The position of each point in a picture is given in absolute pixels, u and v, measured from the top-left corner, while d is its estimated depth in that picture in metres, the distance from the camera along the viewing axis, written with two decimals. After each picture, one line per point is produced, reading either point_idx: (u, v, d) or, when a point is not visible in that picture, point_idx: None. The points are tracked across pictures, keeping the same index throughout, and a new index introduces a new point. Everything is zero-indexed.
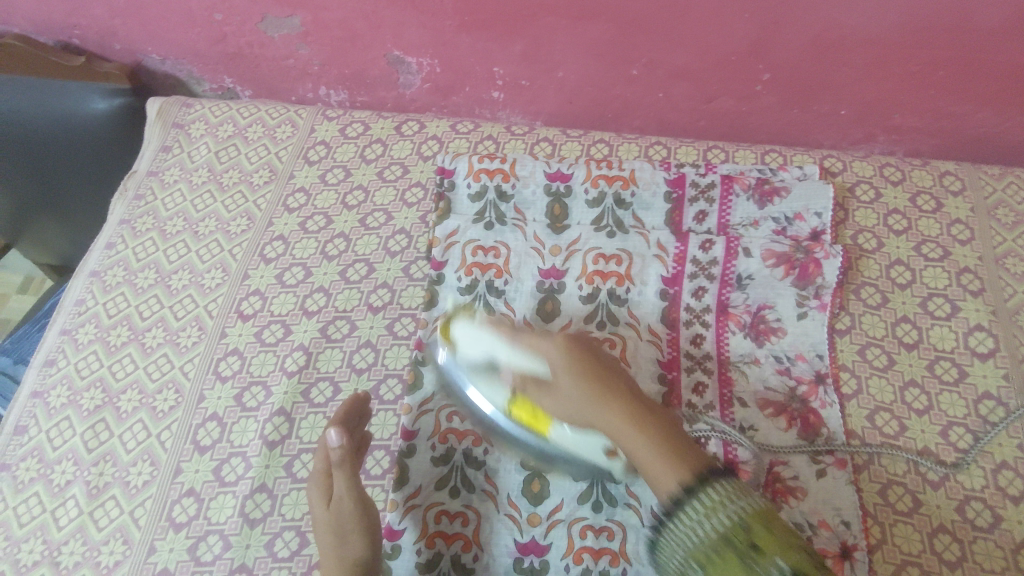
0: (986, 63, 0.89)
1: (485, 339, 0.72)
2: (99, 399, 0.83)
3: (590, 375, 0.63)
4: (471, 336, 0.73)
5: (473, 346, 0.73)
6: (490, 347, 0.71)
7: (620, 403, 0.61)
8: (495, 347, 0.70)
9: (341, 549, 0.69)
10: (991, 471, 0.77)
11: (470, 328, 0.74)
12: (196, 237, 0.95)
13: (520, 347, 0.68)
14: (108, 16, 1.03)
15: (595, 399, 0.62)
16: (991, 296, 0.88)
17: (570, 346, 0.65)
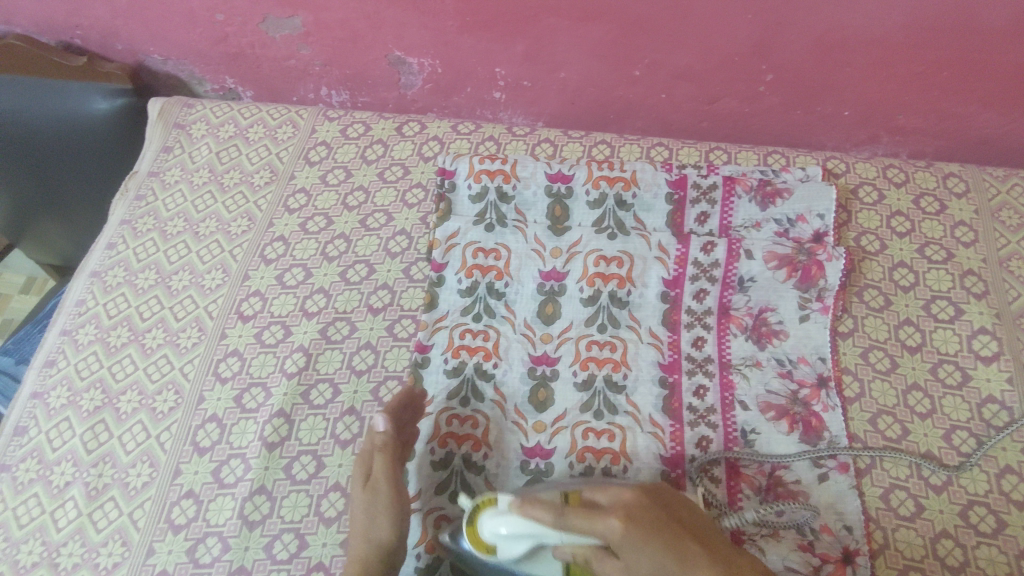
0: (991, 64, 0.89)
1: (529, 528, 0.62)
2: (99, 399, 0.83)
3: (670, 547, 0.59)
4: (508, 527, 0.64)
5: (515, 536, 0.64)
6: (537, 533, 0.62)
7: (714, 572, 0.59)
8: (544, 533, 0.62)
9: (370, 529, 0.69)
10: (994, 475, 0.76)
11: (503, 519, 0.64)
12: (197, 238, 0.95)
13: (576, 528, 0.61)
14: (109, 16, 1.02)
15: (688, 573, 0.58)
16: (995, 298, 0.87)
17: (634, 521, 0.60)
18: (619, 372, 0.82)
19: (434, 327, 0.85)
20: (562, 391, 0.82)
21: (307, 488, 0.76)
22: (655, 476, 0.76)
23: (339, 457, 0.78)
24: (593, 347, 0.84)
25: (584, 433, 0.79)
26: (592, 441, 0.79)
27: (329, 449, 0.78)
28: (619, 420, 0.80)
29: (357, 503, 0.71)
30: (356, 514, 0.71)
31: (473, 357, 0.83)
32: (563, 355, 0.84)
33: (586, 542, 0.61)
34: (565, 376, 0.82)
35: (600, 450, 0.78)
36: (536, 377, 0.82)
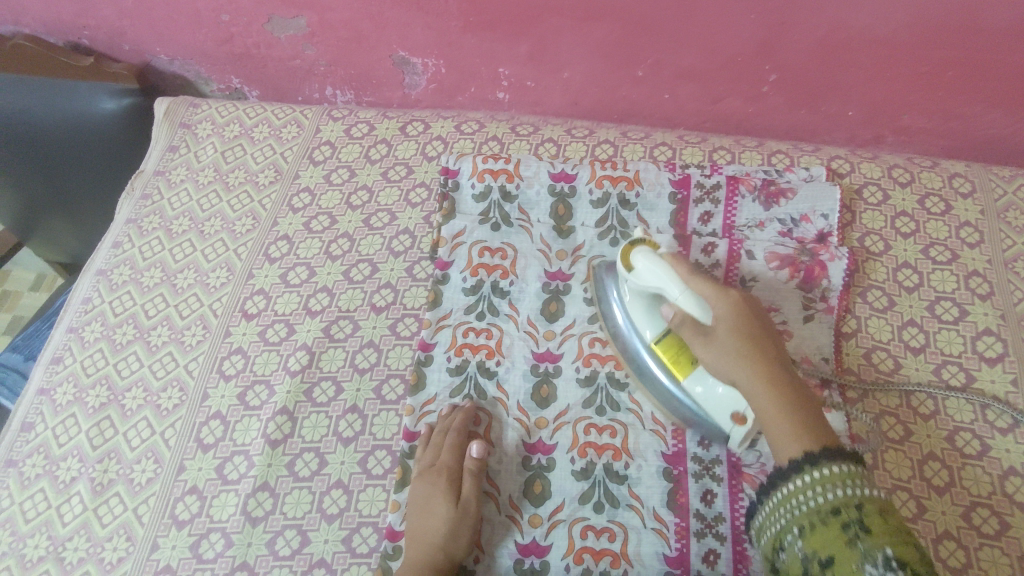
0: (998, 64, 0.88)
1: (662, 274, 0.72)
2: (104, 396, 0.84)
3: (748, 339, 0.67)
4: (643, 267, 0.74)
5: (645, 275, 0.74)
6: (661, 281, 0.72)
7: (769, 374, 0.66)
8: (666, 281, 0.72)
9: (453, 543, 0.70)
10: (998, 477, 0.76)
11: (650, 259, 0.74)
12: (202, 236, 0.96)
13: (694, 291, 0.70)
14: (116, 16, 1.03)
15: (748, 360, 0.66)
16: (1000, 299, 0.87)
17: (741, 305, 0.69)
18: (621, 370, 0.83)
19: (438, 325, 0.85)
20: (565, 388, 0.82)
21: (309, 486, 0.76)
22: (657, 473, 0.77)
23: (342, 455, 0.78)
24: (596, 344, 0.84)
25: (586, 429, 0.79)
26: (593, 437, 0.79)
27: (331, 447, 0.79)
28: (621, 417, 0.80)
29: (439, 516, 0.71)
30: (436, 526, 0.71)
31: (476, 355, 0.83)
32: (566, 352, 0.84)
33: (693, 304, 0.70)
34: (568, 373, 0.83)
35: (602, 446, 0.78)
36: (538, 374, 0.83)
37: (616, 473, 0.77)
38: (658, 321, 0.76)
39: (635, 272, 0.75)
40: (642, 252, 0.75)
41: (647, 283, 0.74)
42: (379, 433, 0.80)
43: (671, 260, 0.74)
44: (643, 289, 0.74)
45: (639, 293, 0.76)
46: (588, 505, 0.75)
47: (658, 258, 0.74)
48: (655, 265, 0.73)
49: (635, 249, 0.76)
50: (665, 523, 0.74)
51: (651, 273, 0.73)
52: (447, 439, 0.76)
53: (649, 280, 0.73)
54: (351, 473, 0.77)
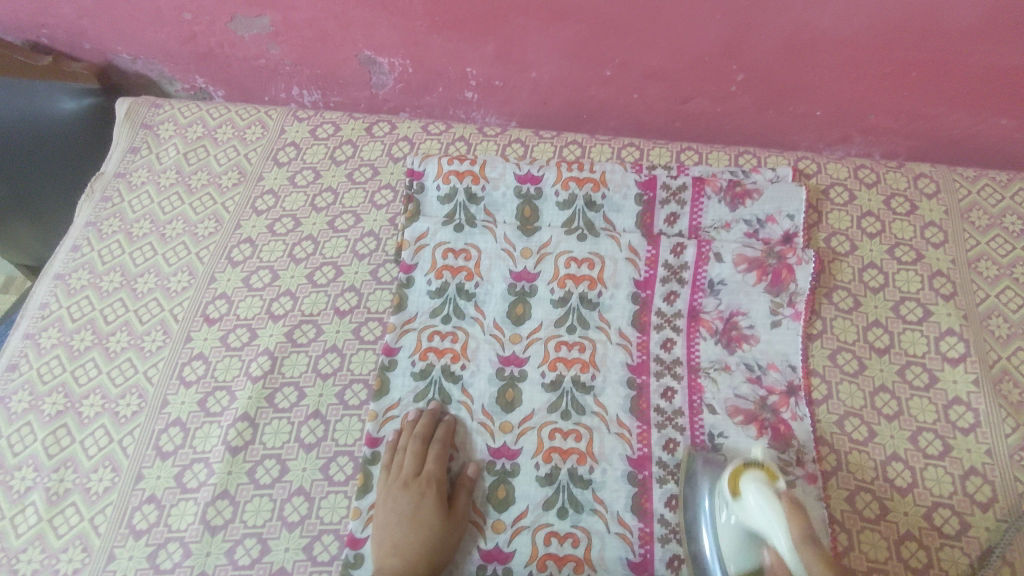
0: (959, 63, 0.89)
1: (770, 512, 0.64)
2: (62, 404, 0.83)
3: None
4: (753, 503, 0.66)
5: (754, 513, 0.66)
6: (768, 522, 0.64)
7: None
8: (774, 525, 0.64)
9: (438, 555, 0.71)
10: (959, 477, 0.77)
11: (761, 492, 0.66)
12: (163, 240, 0.94)
13: (800, 557, 0.60)
14: (76, 15, 1.02)
15: None
16: (963, 300, 0.88)
17: None
18: (587, 373, 0.82)
19: (402, 329, 0.84)
20: (530, 392, 0.81)
21: (270, 493, 0.76)
22: (622, 477, 0.77)
23: (303, 461, 0.77)
24: (562, 348, 0.83)
25: (551, 433, 0.79)
26: (558, 441, 0.78)
27: (293, 454, 0.78)
28: (585, 421, 0.80)
29: (426, 527, 0.72)
30: (427, 535, 0.71)
31: (441, 359, 0.83)
32: (532, 355, 0.83)
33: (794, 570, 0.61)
34: (534, 377, 0.82)
35: (567, 450, 0.78)
36: (503, 378, 0.82)
37: (581, 477, 0.77)
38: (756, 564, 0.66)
39: (742, 501, 0.68)
40: (756, 479, 0.68)
41: (756, 519, 0.66)
42: (342, 439, 0.79)
43: (788, 504, 0.64)
44: (750, 523, 0.67)
45: (740, 530, 0.68)
46: (552, 511, 0.75)
47: (768, 495, 0.66)
48: (769, 501, 0.65)
49: (748, 472, 0.69)
50: (629, 528, 0.74)
51: (763, 512, 0.65)
52: (431, 450, 0.77)
53: (758, 518, 0.66)
54: (312, 479, 0.77)
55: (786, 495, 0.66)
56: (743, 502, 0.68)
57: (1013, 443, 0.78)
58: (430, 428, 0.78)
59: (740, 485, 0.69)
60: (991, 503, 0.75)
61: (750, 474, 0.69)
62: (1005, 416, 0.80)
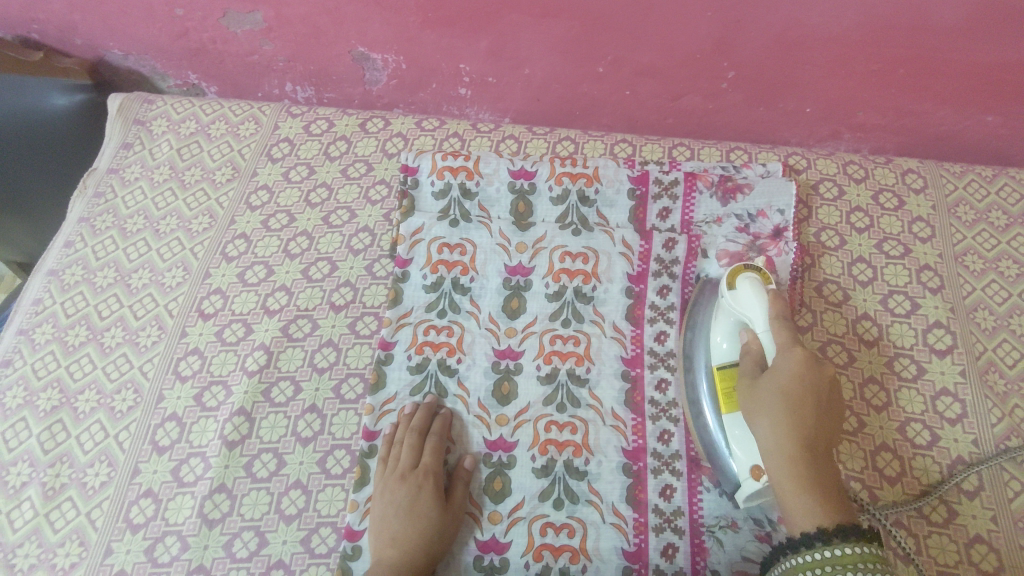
0: (945, 61, 0.90)
1: (756, 306, 0.74)
2: (56, 399, 0.82)
3: (795, 403, 0.68)
4: (745, 295, 0.75)
5: (743, 304, 0.75)
6: (753, 312, 0.74)
7: (792, 445, 0.66)
8: (757, 314, 0.74)
9: (436, 545, 0.72)
10: (947, 466, 0.78)
11: (755, 288, 0.75)
12: (157, 235, 0.94)
13: (774, 340, 0.72)
14: (66, 10, 1.02)
15: (783, 422, 0.67)
16: (950, 293, 0.89)
17: (812, 367, 0.69)
18: (581, 366, 0.83)
19: (398, 323, 0.84)
20: (525, 385, 0.82)
21: (267, 487, 0.76)
22: (617, 469, 0.78)
23: (300, 455, 0.78)
24: (556, 341, 0.84)
25: (547, 426, 0.80)
26: (554, 433, 0.79)
27: (289, 447, 0.78)
28: (581, 413, 0.80)
29: (424, 518, 0.72)
30: (424, 526, 0.72)
31: (437, 353, 0.83)
32: (527, 349, 0.84)
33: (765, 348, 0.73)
34: (529, 370, 0.83)
35: (563, 442, 0.79)
36: (499, 371, 0.83)
37: (576, 469, 0.77)
38: (730, 347, 0.77)
39: (736, 293, 0.76)
40: (750, 278, 0.76)
41: (743, 309, 0.75)
42: (339, 433, 0.80)
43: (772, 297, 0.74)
44: (736, 313, 0.76)
45: (727, 315, 0.77)
46: (548, 502, 0.76)
47: (759, 289, 0.75)
48: (757, 296, 0.74)
49: (744, 272, 0.77)
50: (624, 518, 0.75)
51: (752, 304, 0.74)
52: (427, 442, 0.77)
53: (744, 308, 0.75)
54: (309, 473, 0.77)
55: (772, 291, 0.75)
56: (735, 293, 0.76)
57: (998, 433, 0.80)
58: (427, 421, 0.79)
59: (735, 279, 0.77)
60: (977, 491, 0.77)
61: (746, 274, 0.77)
62: (991, 406, 0.82)
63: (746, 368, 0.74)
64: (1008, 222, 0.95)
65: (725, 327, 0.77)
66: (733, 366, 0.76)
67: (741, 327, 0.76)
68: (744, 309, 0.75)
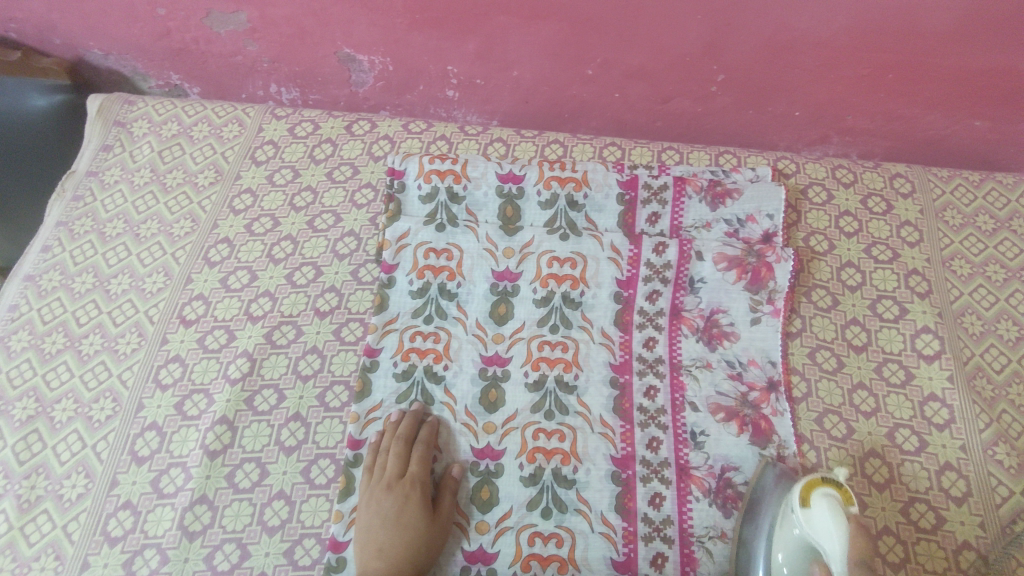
0: (933, 66, 0.90)
1: (836, 536, 0.64)
2: (32, 409, 0.80)
3: None
4: (822, 521, 0.65)
5: (818, 530, 0.65)
6: (830, 541, 0.64)
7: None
8: (834, 546, 0.64)
9: (424, 556, 0.71)
10: (935, 472, 0.78)
11: (834, 510, 0.65)
12: (137, 240, 0.92)
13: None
14: (45, 9, 1.00)
15: None
16: (938, 298, 0.89)
17: None
18: (570, 373, 0.82)
19: (384, 330, 0.83)
20: (513, 392, 0.81)
21: (250, 497, 0.74)
22: (606, 477, 0.77)
23: (284, 465, 0.76)
24: (545, 348, 0.83)
25: (535, 434, 0.79)
26: (542, 441, 0.78)
27: (272, 457, 0.77)
28: (569, 421, 0.79)
29: (411, 529, 0.71)
30: (412, 538, 0.71)
31: (423, 359, 0.82)
32: (515, 355, 0.83)
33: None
34: (517, 377, 0.82)
35: (551, 450, 0.78)
36: (486, 378, 0.82)
37: (564, 477, 0.77)
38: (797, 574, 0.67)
39: (809, 512, 0.67)
40: (828, 496, 0.66)
41: (817, 535, 0.66)
42: (323, 442, 0.78)
43: (853, 530, 0.65)
44: (810, 540, 0.66)
45: (795, 538, 0.68)
46: (536, 511, 0.75)
47: (838, 515, 0.65)
48: (836, 522, 0.65)
49: (822, 487, 0.67)
50: (613, 527, 0.74)
51: (828, 533, 0.65)
52: (414, 451, 0.76)
53: (819, 536, 0.65)
54: (293, 483, 0.76)
55: (852, 518, 0.66)
56: (810, 514, 0.67)
57: (986, 437, 0.80)
58: (413, 430, 0.78)
59: (809, 495, 0.67)
60: (965, 496, 0.77)
61: (824, 489, 0.67)
62: (979, 412, 0.81)
63: None
64: (995, 226, 0.95)
65: (794, 552, 0.67)
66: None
67: (812, 557, 0.67)
68: (819, 537, 0.65)
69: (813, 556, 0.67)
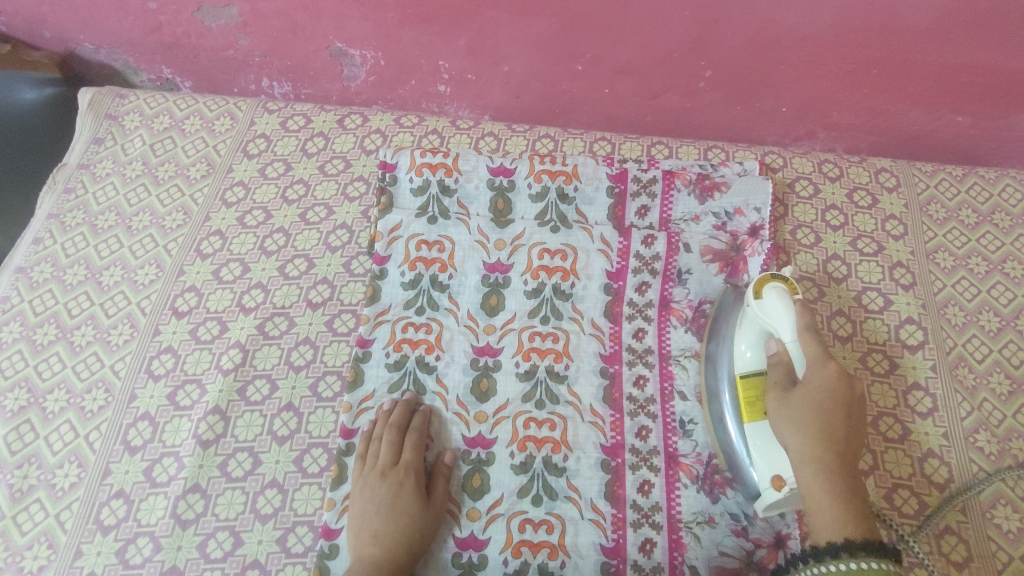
0: (916, 62, 0.92)
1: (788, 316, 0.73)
2: (24, 399, 0.81)
3: (823, 419, 0.69)
4: (774, 306, 0.74)
5: (769, 314, 0.74)
6: (782, 322, 0.73)
7: (823, 461, 0.67)
8: (786, 325, 0.73)
9: (418, 539, 0.72)
10: (918, 459, 0.80)
11: (784, 298, 0.74)
12: (129, 232, 0.93)
13: (804, 350, 0.72)
14: (36, 3, 1.00)
15: (814, 435, 0.68)
16: (921, 289, 0.91)
17: (839, 379, 0.71)
18: (560, 363, 0.83)
19: (376, 321, 0.84)
20: (504, 382, 0.82)
21: (242, 486, 0.75)
22: (596, 465, 0.78)
23: (276, 454, 0.77)
24: (535, 338, 0.84)
25: (526, 422, 0.80)
26: (533, 430, 0.79)
27: (265, 446, 0.77)
28: (560, 410, 0.80)
29: (406, 514, 0.72)
30: (405, 524, 0.71)
31: (415, 350, 0.83)
32: (506, 346, 0.84)
33: (793, 358, 0.72)
34: (508, 367, 0.83)
35: (541, 439, 0.79)
36: (478, 368, 0.82)
37: (555, 465, 0.77)
38: (754, 357, 0.75)
39: (763, 303, 0.75)
40: (777, 288, 0.74)
41: (771, 318, 0.74)
42: (316, 431, 0.79)
43: (801, 310, 0.73)
44: (764, 322, 0.75)
45: (753, 325, 0.76)
46: (527, 498, 0.76)
47: (789, 303, 0.73)
48: (786, 307, 0.73)
49: (772, 283, 0.75)
50: (602, 514, 0.75)
51: (780, 316, 0.73)
52: (407, 438, 0.77)
53: (773, 319, 0.74)
54: (285, 472, 0.76)
55: (799, 302, 0.74)
56: (763, 302, 0.75)
57: (968, 426, 0.82)
58: (406, 418, 0.78)
59: (763, 289, 0.75)
60: (947, 483, 0.78)
61: (773, 284, 0.75)
62: (961, 400, 0.83)
63: (772, 379, 0.73)
64: (978, 220, 0.97)
65: (752, 340, 0.75)
66: (757, 376, 0.74)
67: (766, 337, 0.75)
68: (772, 318, 0.74)
69: (766, 336, 0.75)
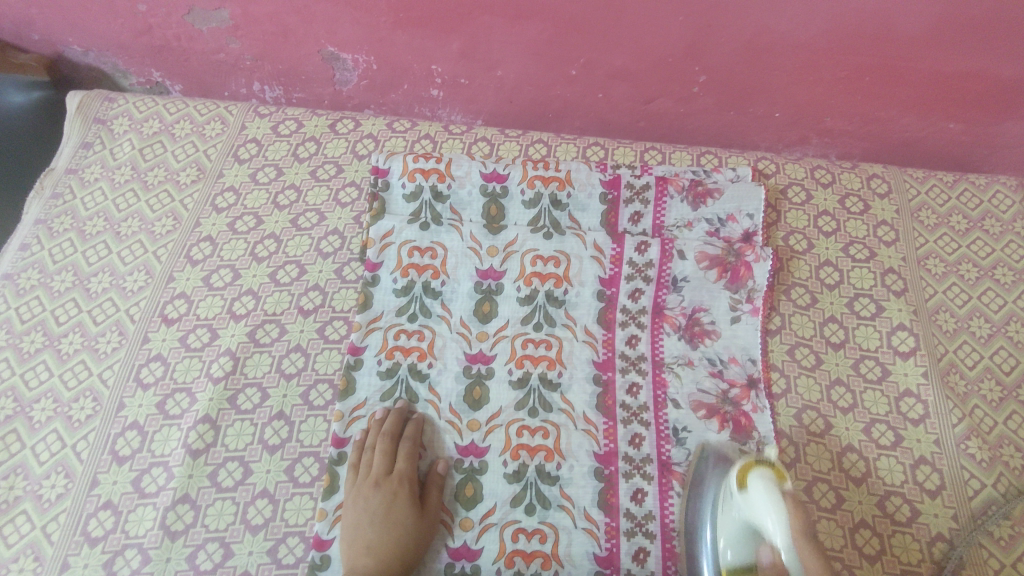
0: (909, 69, 0.92)
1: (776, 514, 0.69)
2: (10, 408, 0.79)
3: None
4: (759, 501, 0.71)
5: (755, 510, 0.71)
6: (769, 519, 0.70)
7: None
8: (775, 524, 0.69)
9: (413, 552, 0.71)
10: (910, 466, 0.80)
11: (770, 492, 0.70)
12: (118, 238, 0.92)
13: (794, 549, 0.67)
14: (23, 5, 0.99)
15: None
16: (913, 296, 0.91)
17: None
18: (554, 371, 0.83)
19: (368, 328, 0.83)
20: (497, 389, 0.81)
21: (233, 496, 0.74)
22: (589, 473, 0.77)
23: (267, 463, 0.76)
24: (528, 345, 0.84)
25: (519, 430, 0.79)
26: (526, 438, 0.79)
27: (256, 455, 0.76)
28: (553, 418, 0.80)
29: (401, 525, 0.72)
30: (399, 534, 0.71)
31: (407, 358, 0.82)
32: (499, 353, 0.83)
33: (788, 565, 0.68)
34: (501, 375, 0.82)
35: (534, 447, 0.78)
36: (470, 376, 0.82)
37: (548, 474, 0.77)
38: (741, 553, 0.72)
39: (749, 495, 0.72)
40: (763, 476, 0.72)
41: (758, 516, 0.71)
42: (307, 440, 0.78)
43: (791, 506, 0.69)
44: (753, 520, 0.72)
45: (738, 521, 0.73)
46: (520, 507, 0.76)
47: (775, 496, 0.70)
48: (773, 502, 0.70)
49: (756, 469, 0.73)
50: (595, 523, 0.75)
51: (766, 514, 0.70)
52: (401, 447, 0.76)
53: (762, 516, 0.70)
54: (276, 482, 0.75)
55: (789, 495, 0.70)
56: (749, 494, 0.72)
57: (959, 432, 0.82)
58: (399, 426, 0.78)
59: (747, 477, 0.73)
60: (939, 490, 0.78)
61: (757, 470, 0.72)
62: (952, 407, 0.83)
63: None
64: (968, 226, 0.97)
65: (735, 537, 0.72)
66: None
67: (757, 537, 0.72)
68: (762, 518, 0.71)
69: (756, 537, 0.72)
